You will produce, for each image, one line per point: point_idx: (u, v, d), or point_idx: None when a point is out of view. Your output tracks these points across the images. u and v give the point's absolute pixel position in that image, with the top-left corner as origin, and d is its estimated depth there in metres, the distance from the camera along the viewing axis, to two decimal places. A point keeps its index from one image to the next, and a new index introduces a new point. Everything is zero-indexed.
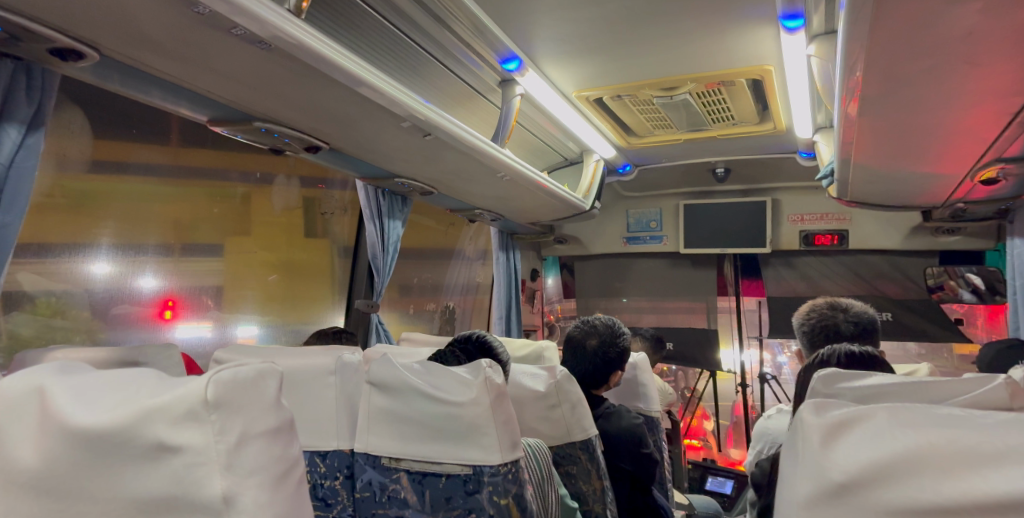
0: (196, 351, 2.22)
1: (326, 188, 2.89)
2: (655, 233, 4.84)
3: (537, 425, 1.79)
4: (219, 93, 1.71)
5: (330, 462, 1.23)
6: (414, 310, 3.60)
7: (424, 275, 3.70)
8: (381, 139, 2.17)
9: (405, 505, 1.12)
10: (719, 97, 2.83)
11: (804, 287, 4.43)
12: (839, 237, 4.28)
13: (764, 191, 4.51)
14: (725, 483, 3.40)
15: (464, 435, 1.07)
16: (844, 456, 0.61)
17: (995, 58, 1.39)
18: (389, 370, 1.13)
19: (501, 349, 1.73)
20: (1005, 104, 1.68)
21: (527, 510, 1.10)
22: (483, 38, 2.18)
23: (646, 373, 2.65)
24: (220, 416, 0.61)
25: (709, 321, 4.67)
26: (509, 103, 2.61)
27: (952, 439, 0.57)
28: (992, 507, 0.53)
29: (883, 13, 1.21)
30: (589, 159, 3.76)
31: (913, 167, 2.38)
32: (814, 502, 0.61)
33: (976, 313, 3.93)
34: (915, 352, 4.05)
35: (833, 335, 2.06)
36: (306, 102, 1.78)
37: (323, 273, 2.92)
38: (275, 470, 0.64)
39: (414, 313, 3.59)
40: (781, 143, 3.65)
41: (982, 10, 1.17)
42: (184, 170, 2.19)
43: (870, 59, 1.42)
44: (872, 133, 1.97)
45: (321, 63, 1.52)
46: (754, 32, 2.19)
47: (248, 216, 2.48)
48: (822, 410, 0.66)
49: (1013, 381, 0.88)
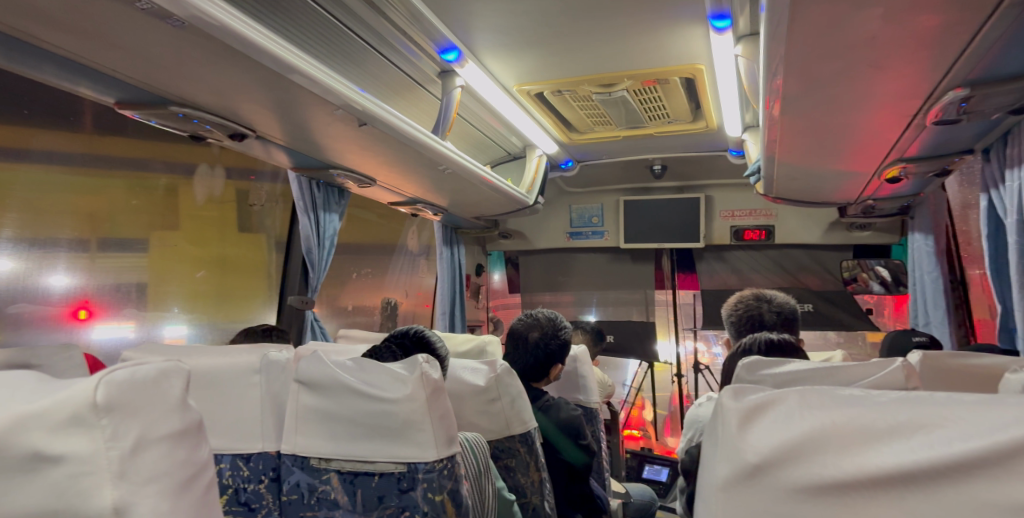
0: (91, 348, 1.97)
1: (256, 179, 2.76)
2: (596, 228, 4.93)
3: (476, 419, 1.77)
4: (127, 73, 1.60)
5: (254, 465, 1.17)
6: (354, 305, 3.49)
7: (365, 270, 3.60)
8: (312, 128, 2.09)
9: (335, 506, 1.09)
10: (655, 95, 2.91)
11: (735, 280, 4.63)
12: (766, 233, 4.49)
13: (698, 188, 4.69)
14: (661, 471, 3.55)
15: (399, 432, 1.04)
16: (758, 438, 0.63)
17: (899, 63, 1.49)
18: (319, 367, 1.09)
19: (440, 344, 1.70)
20: (908, 107, 1.81)
21: (463, 506, 1.09)
22: (420, 26, 2.15)
23: (586, 365, 2.70)
24: (112, 420, 0.57)
25: (648, 314, 4.80)
26: (449, 94, 2.57)
27: (853, 418, 0.61)
28: (884, 481, 0.57)
29: (799, 18, 1.27)
30: (531, 154, 3.78)
31: (831, 165, 2.53)
32: (730, 484, 0.63)
33: (884, 303, 4.24)
34: (834, 340, 4.33)
35: (757, 324, 2.16)
36: (227, 87, 1.69)
37: (255, 269, 2.78)
38: (178, 476, 0.60)
39: (352, 310, 3.46)
40: (713, 141, 3.79)
41: (883, 16, 1.25)
42: (94, 158, 2.02)
43: (789, 60, 1.49)
44: (794, 132, 2.07)
45: (245, 47, 1.45)
46: (685, 30, 2.25)
47: (172, 208, 2.33)
48: (739, 395, 0.68)
49: (909, 364, 0.96)
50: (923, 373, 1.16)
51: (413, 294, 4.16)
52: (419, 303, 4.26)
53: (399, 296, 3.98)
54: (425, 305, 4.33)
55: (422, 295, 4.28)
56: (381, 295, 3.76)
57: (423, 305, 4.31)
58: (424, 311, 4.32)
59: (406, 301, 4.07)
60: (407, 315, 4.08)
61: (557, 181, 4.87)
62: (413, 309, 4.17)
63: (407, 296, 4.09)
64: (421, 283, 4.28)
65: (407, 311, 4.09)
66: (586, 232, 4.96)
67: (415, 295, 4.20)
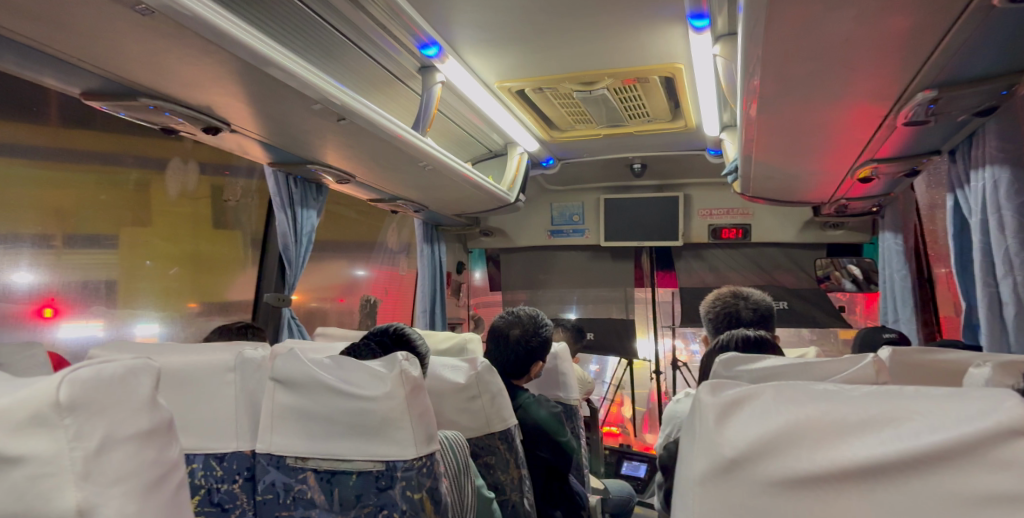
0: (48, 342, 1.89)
1: (231, 174, 2.71)
2: (577, 226, 4.94)
3: (456, 417, 1.77)
4: (95, 63, 1.55)
5: (228, 465, 1.15)
6: (321, 300, 3.35)
7: (342, 267, 3.54)
8: (289, 122, 2.06)
9: (312, 505, 1.08)
10: (635, 93, 2.93)
11: (712, 278, 4.70)
12: (743, 231, 4.56)
13: (677, 187, 4.74)
14: (639, 467, 3.59)
15: (378, 430, 1.02)
16: (735, 433, 0.64)
17: (870, 65, 1.52)
18: (296, 365, 1.08)
19: (420, 341, 1.69)
20: (880, 108, 1.85)
21: (441, 504, 1.09)
22: (400, 21, 2.13)
23: (566, 363, 2.71)
24: (76, 420, 0.55)
25: (627, 311, 4.83)
26: (430, 90, 2.56)
27: (826, 412, 0.62)
28: (855, 473, 0.58)
29: (775, 19, 1.29)
30: (513, 151, 3.78)
31: (806, 165, 2.58)
32: (707, 478, 0.64)
33: (856, 301, 4.35)
34: (808, 337, 4.42)
35: (734, 321, 2.19)
36: (198, 78, 1.65)
37: (230, 267, 2.72)
38: (147, 477, 0.59)
39: (319, 306, 3.32)
40: (691, 140, 3.84)
41: (856, 18, 1.28)
42: (61, 151, 1.96)
43: (765, 60, 1.51)
44: (771, 131, 2.10)
45: (220, 38, 1.42)
46: (665, 30, 2.27)
47: (143, 204, 2.28)
48: (717, 389, 0.69)
49: (879, 359, 1.02)
50: (892, 368, 1.20)
51: (320, 285, 3.35)
52: (328, 296, 3.41)
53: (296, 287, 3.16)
54: (337, 298, 3.48)
55: (333, 287, 3.45)
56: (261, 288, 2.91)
57: (335, 300, 3.47)
58: (337, 306, 3.48)
59: (306, 294, 3.23)
60: (309, 311, 3.25)
61: (538, 179, 4.88)
62: (320, 304, 3.34)
63: (307, 288, 3.24)
64: (330, 272, 3.44)
65: (308, 306, 3.24)
66: (566, 230, 4.98)
67: (321, 286, 3.35)
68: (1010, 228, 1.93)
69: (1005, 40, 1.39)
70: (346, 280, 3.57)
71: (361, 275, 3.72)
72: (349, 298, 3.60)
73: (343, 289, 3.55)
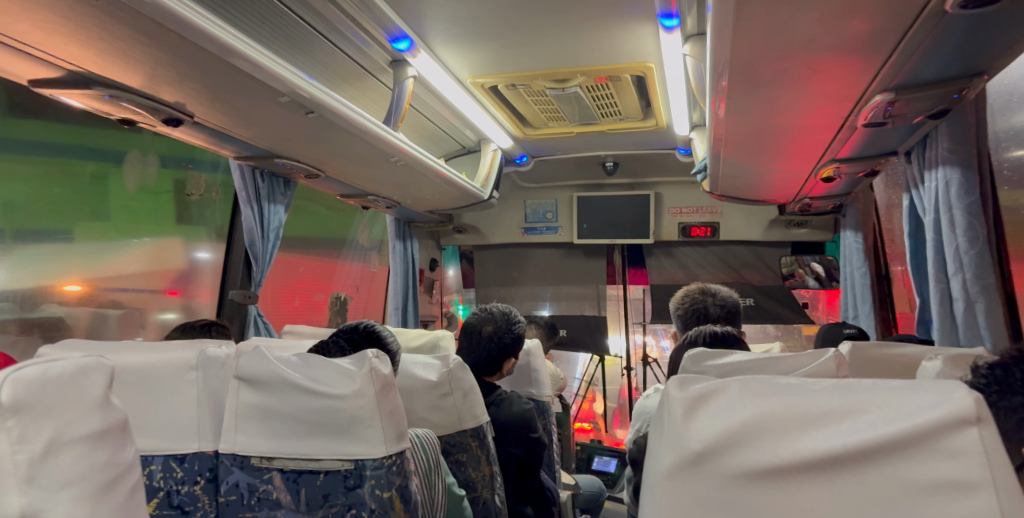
0: None
1: (194, 167, 2.64)
2: (550, 223, 4.96)
3: (428, 415, 1.75)
4: (46, 51, 1.49)
5: (189, 466, 1.11)
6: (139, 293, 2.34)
7: (177, 247, 2.55)
8: (255, 115, 2.01)
9: (278, 506, 1.06)
10: (607, 91, 2.95)
11: (682, 275, 4.77)
12: (711, 230, 4.64)
13: (648, 185, 4.80)
14: (610, 462, 3.63)
15: (348, 429, 1.01)
16: (702, 427, 0.65)
17: (833, 66, 1.56)
18: (261, 363, 1.05)
19: (390, 339, 1.66)
20: (840, 109, 1.90)
21: (411, 502, 1.07)
22: (370, 13, 2.10)
23: (538, 359, 2.72)
24: (19, 421, 0.53)
25: (599, 308, 4.87)
26: (401, 84, 2.53)
27: (790, 406, 0.63)
28: (815, 463, 0.60)
29: (742, 19, 1.31)
30: (486, 148, 3.77)
31: (772, 164, 2.63)
32: (674, 472, 0.65)
33: (818, 298, 4.48)
34: (772, 333, 4.53)
35: (702, 317, 2.23)
36: (158, 67, 1.60)
37: (192, 262, 2.64)
38: (96, 480, 0.56)
39: (137, 302, 2.33)
40: (662, 139, 3.88)
41: (819, 21, 1.31)
42: (8, 141, 1.87)
43: (733, 60, 1.54)
44: (738, 131, 2.14)
45: (181, 27, 1.38)
46: (636, 28, 2.29)
47: (100, 198, 2.19)
48: (684, 384, 0.70)
49: (839, 354, 1.05)
50: (852, 362, 1.25)
51: (134, 272, 2.32)
52: (147, 286, 2.38)
53: (88, 272, 2.11)
54: (164, 290, 2.46)
55: (160, 275, 2.45)
56: (21, 275, 1.87)
57: (161, 291, 2.46)
58: (163, 300, 2.46)
59: (102, 284, 2.17)
60: (115, 308, 2.22)
61: (511, 176, 4.88)
62: (131, 298, 2.30)
63: (109, 275, 2.20)
64: (148, 255, 2.40)
65: (111, 301, 2.20)
66: (540, 228, 4.99)
67: (133, 273, 2.31)
68: (960, 227, 2.01)
69: (958, 45, 1.44)
70: (181, 266, 2.57)
71: (204, 258, 2.69)
72: (185, 290, 2.58)
73: (176, 279, 2.54)
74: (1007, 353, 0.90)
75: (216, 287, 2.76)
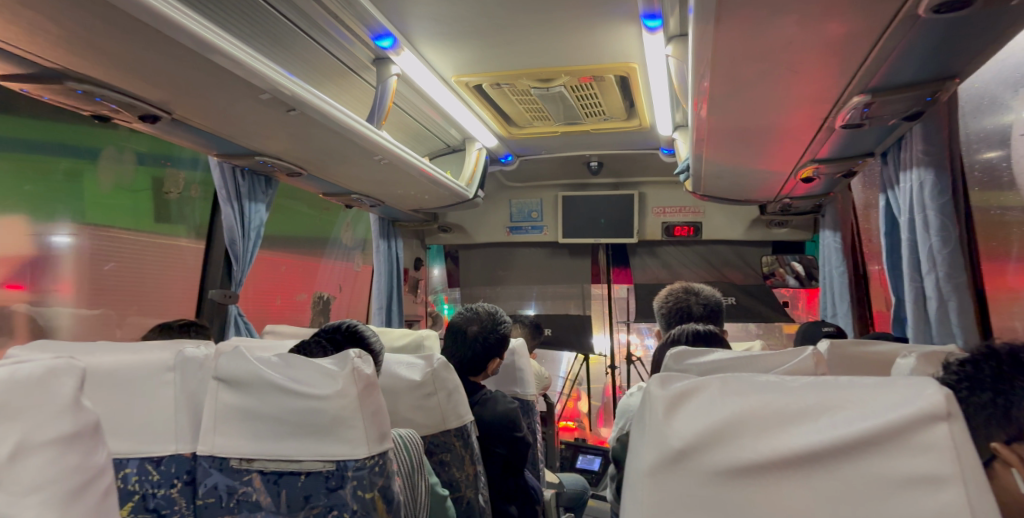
0: None
1: (173, 165, 2.59)
2: (536, 222, 4.96)
3: (412, 415, 1.74)
4: (18, 46, 1.46)
5: (165, 469, 1.09)
6: None
7: (18, 226, 1.93)
8: (234, 112, 1.98)
9: (258, 508, 1.04)
10: (591, 91, 2.96)
11: (665, 274, 4.81)
12: (694, 229, 4.69)
13: (632, 185, 4.82)
14: (594, 460, 3.65)
15: (330, 430, 1.00)
16: (683, 425, 0.66)
17: (811, 68, 1.58)
18: (241, 363, 1.04)
19: (374, 339, 1.65)
20: (818, 111, 1.93)
21: (394, 503, 1.07)
22: (352, 10, 2.08)
23: (523, 359, 2.72)
24: None
25: (584, 307, 4.88)
26: (385, 82, 2.52)
27: (768, 403, 0.64)
28: (794, 460, 0.61)
29: (722, 21, 1.32)
30: (471, 147, 3.76)
31: (753, 165, 2.67)
32: (656, 469, 0.66)
33: (798, 297, 4.54)
34: (754, 331, 4.58)
35: (685, 316, 2.25)
36: (133, 63, 1.57)
37: (170, 260, 2.59)
38: (69, 483, 0.56)
39: None
40: (645, 139, 3.90)
41: (798, 23, 1.33)
42: None
43: (715, 62, 1.55)
44: (720, 131, 2.16)
45: (158, 22, 1.36)
46: (619, 28, 2.30)
47: (74, 195, 2.14)
48: (666, 383, 0.71)
49: (817, 352, 1.07)
50: (830, 359, 1.27)
51: None
52: None
53: None
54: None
55: None
56: None
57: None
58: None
59: None
60: None
61: (497, 175, 4.87)
62: None
63: None
64: (87, 250, 2.19)
65: None
66: (525, 227, 4.99)
67: (41, 265, 2.00)
68: (933, 228, 2.06)
69: (931, 49, 1.47)
70: (24, 251, 1.94)
71: (62, 242, 2.09)
72: (35, 283, 1.97)
73: (17, 268, 1.91)
74: (977, 349, 0.92)
75: (80, 280, 2.15)
